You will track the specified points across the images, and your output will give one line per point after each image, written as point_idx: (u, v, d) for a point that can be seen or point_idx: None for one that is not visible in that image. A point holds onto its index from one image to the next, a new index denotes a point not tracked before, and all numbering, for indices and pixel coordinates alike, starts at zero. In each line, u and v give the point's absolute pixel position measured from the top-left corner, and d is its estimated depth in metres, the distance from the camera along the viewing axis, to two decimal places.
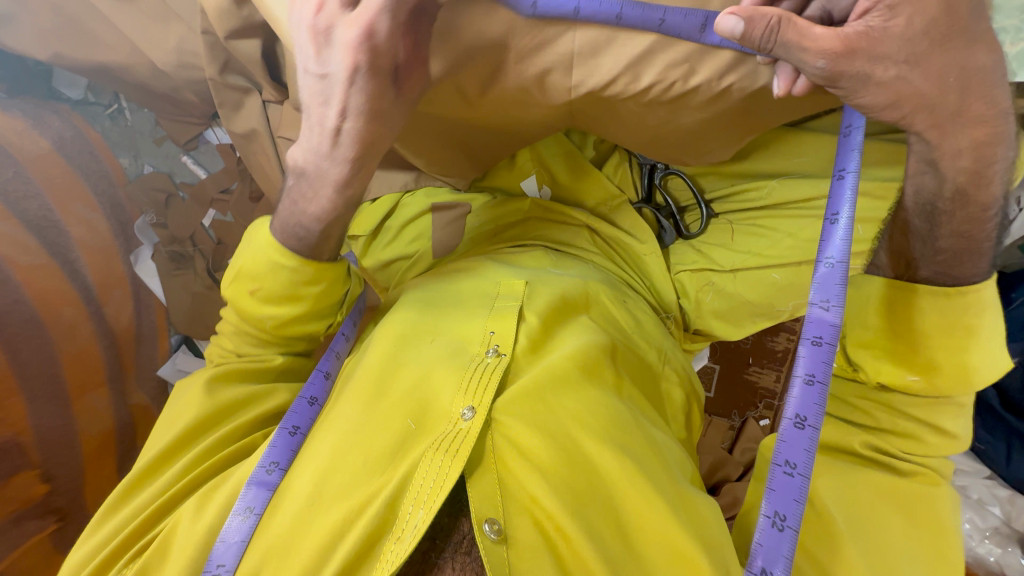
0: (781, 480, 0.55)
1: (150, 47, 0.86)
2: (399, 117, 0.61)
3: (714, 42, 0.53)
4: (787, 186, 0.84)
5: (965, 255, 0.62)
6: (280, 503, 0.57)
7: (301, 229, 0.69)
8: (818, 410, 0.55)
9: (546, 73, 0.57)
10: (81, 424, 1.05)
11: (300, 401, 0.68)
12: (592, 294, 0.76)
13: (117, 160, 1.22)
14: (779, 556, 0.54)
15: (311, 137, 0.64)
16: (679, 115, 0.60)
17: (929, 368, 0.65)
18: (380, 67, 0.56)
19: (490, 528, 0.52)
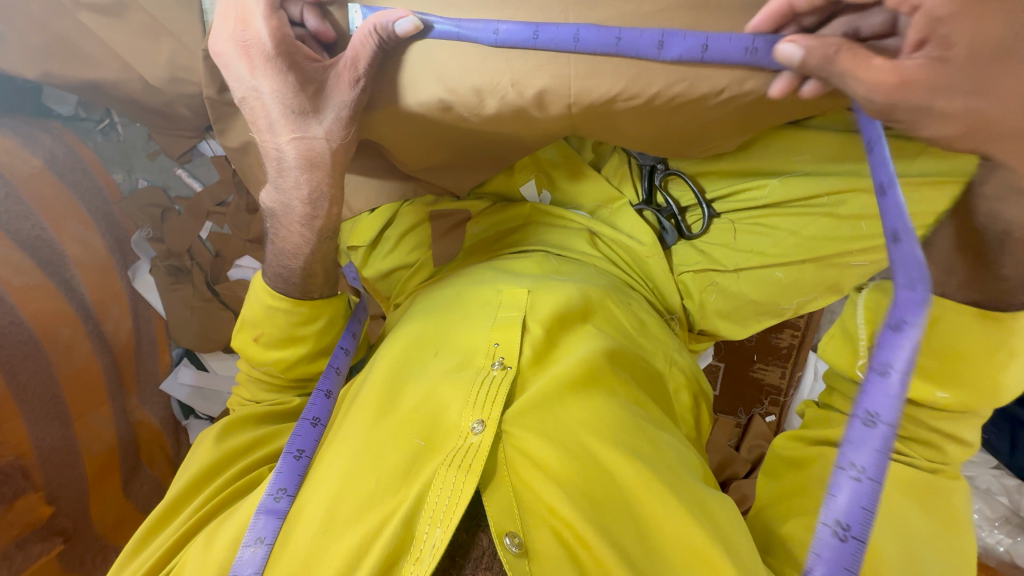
0: (845, 486, 0.44)
1: (137, 60, 0.82)
2: (339, 125, 0.60)
3: (672, 57, 0.51)
4: (789, 184, 0.83)
5: (1015, 283, 0.58)
6: (294, 527, 0.57)
7: (284, 268, 0.72)
8: (896, 409, 0.43)
9: (543, 92, 0.54)
10: (83, 442, 1.06)
11: (304, 422, 0.67)
12: (596, 301, 0.76)
13: (111, 177, 1.19)
14: (841, 568, 0.45)
15: (270, 176, 0.67)
16: (686, 121, 0.57)
17: (957, 384, 0.62)
18: (286, 71, 0.57)
19: (511, 541, 0.52)
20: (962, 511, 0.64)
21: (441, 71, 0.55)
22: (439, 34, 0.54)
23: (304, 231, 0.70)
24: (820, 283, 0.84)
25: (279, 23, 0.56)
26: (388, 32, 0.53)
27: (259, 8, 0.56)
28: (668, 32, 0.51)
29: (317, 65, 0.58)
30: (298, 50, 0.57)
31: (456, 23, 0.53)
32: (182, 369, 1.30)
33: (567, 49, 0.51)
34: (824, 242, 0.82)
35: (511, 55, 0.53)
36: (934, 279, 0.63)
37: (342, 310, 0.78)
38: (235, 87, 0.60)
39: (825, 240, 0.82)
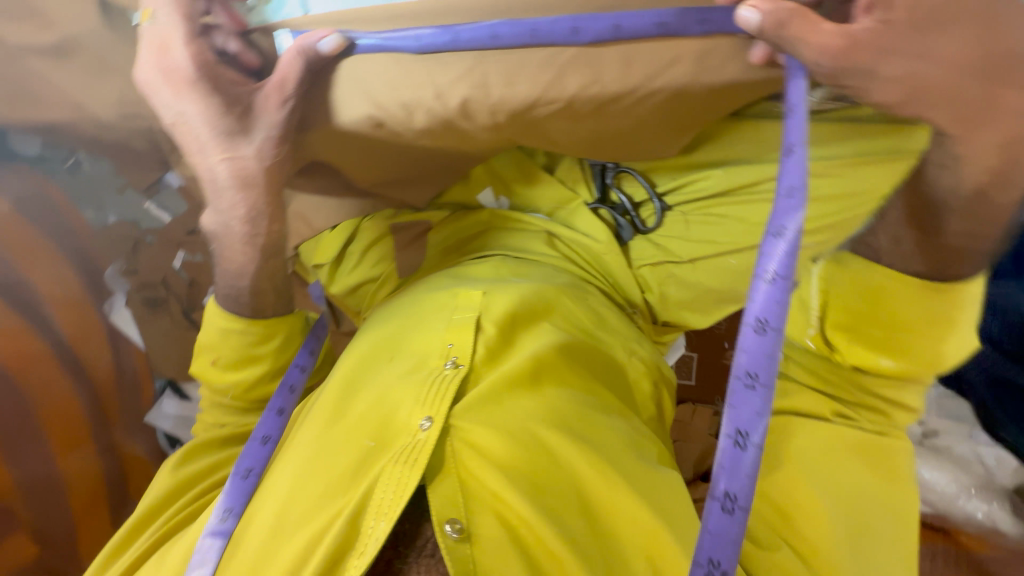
0: (740, 394, 0.46)
1: (90, 99, 0.81)
2: (267, 145, 0.62)
3: (588, 40, 0.52)
4: (732, 173, 0.85)
5: (955, 257, 0.58)
6: (246, 529, 0.58)
7: (234, 289, 0.74)
8: (780, 311, 0.45)
9: (465, 102, 0.56)
10: (67, 478, 1.10)
11: (254, 441, 0.68)
12: (552, 299, 0.77)
13: (81, 215, 1.15)
14: (741, 476, 0.46)
15: (210, 200, 0.69)
16: (615, 120, 0.59)
17: (905, 352, 0.63)
18: (211, 94, 0.61)
19: (451, 528, 0.53)
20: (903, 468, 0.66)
21: (368, 88, 0.57)
22: (361, 48, 0.56)
23: (247, 250, 0.71)
24: None
25: (203, 51, 0.60)
26: (311, 52, 0.57)
27: (180, 36, 0.60)
28: (579, 19, 0.52)
29: (242, 88, 0.62)
30: (223, 75, 0.61)
31: (379, 36, 0.56)
32: (166, 400, 1.27)
33: (484, 45, 0.53)
34: None
35: (445, 61, 0.55)
36: (886, 250, 0.62)
37: (299, 326, 0.80)
38: (166, 113, 0.63)
39: None
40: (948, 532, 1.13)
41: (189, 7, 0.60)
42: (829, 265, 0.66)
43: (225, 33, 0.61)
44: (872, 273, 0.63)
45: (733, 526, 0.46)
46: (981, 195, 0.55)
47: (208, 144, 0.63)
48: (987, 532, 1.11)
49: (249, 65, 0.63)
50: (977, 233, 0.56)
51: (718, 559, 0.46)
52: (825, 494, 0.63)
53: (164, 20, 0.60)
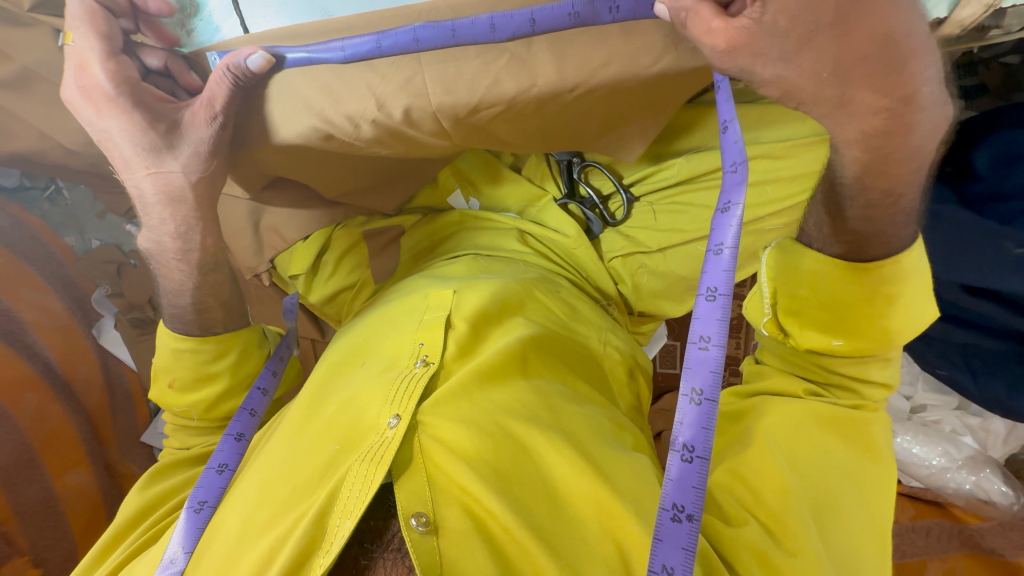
0: (695, 355, 0.49)
1: (54, 129, 0.83)
2: (193, 159, 0.66)
3: (506, 36, 0.53)
4: (693, 162, 0.86)
5: (878, 234, 0.56)
6: (211, 540, 0.59)
7: (176, 305, 0.76)
8: (728, 276, 0.48)
9: (408, 110, 0.57)
10: (65, 502, 1.11)
11: (209, 471, 0.67)
12: (524, 294, 0.79)
13: (64, 241, 1.23)
14: (701, 429, 0.48)
15: (145, 219, 0.73)
16: (556, 117, 0.60)
17: (854, 333, 0.58)
18: (135, 113, 0.63)
19: (417, 521, 0.52)
20: (882, 442, 0.62)
21: (310, 101, 0.58)
22: (292, 63, 0.58)
23: (182, 267, 0.75)
24: None
25: (124, 69, 0.62)
26: (242, 69, 0.58)
27: (97, 56, 0.61)
28: (495, 15, 0.53)
29: (169, 105, 0.65)
30: (147, 92, 0.64)
31: (306, 50, 0.57)
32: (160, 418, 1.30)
33: (408, 49, 0.54)
34: None
35: (380, 68, 0.55)
36: (814, 236, 0.60)
37: (256, 339, 0.81)
38: (90, 129, 0.65)
39: None
40: (942, 505, 1.17)
41: (107, 27, 0.61)
42: (775, 252, 0.62)
43: (153, 50, 0.63)
44: (804, 259, 0.59)
45: (693, 474, 0.47)
46: (871, 177, 0.53)
47: (134, 161, 0.66)
48: (978, 505, 1.12)
49: (185, 84, 0.65)
50: (882, 211, 0.54)
51: (681, 504, 0.47)
52: (798, 484, 0.58)
53: (80, 39, 0.61)
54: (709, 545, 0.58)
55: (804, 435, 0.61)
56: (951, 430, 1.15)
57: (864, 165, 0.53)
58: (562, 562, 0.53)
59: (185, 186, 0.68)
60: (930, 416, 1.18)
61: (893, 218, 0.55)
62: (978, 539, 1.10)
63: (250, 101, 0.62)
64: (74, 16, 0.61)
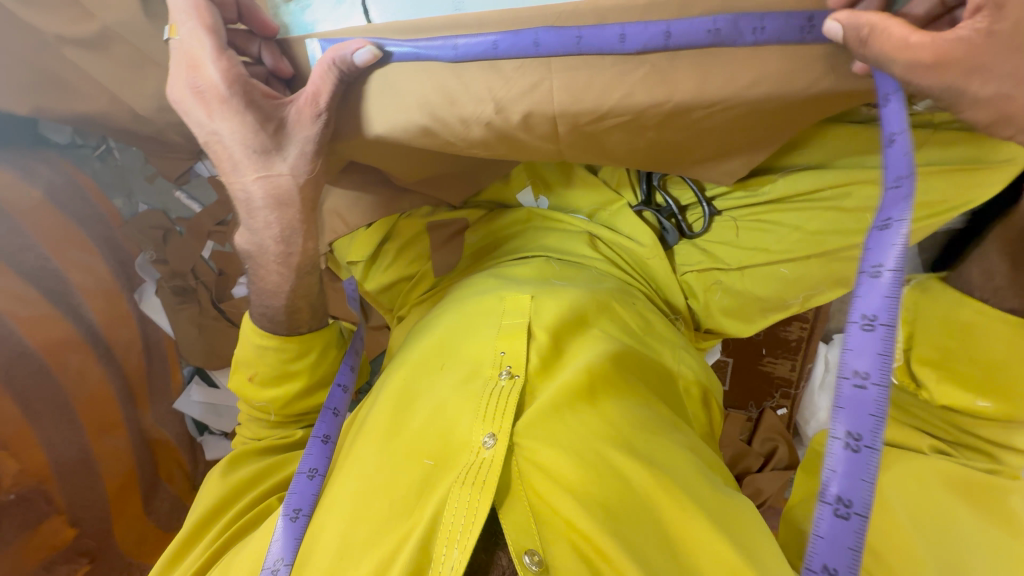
0: (849, 395, 0.44)
1: (127, 93, 0.79)
2: (301, 160, 0.61)
3: (635, 49, 0.48)
4: (790, 180, 0.80)
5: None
6: (309, 555, 0.57)
7: (268, 308, 0.73)
8: (893, 306, 0.43)
9: (528, 115, 0.53)
10: (104, 466, 1.10)
11: (301, 476, 0.66)
12: (603, 304, 0.73)
13: (111, 203, 1.19)
14: (858, 481, 0.44)
15: (245, 219, 0.68)
16: (675, 133, 0.56)
17: (1002, 391, 0.62)
18: (245, 111, 0.58)
19: (530, 559, 0.51)
20: (1022, 515, 0.60)
21: (419, 98, 0.53)
22: (397, 57, 0.53)
23: (281, 269, 0.71)
24: (827, 276, 0.82)
25: (233, 64, 0.57)
26: (348, 63, 0.53)
27: (209, 53, 0.56)
28: (627, 24, 0.48)
29: (276, 102, 0.59)
30: (255, 89, 0.59)
31: (413, 45, 0.52)
32: (194, 388, 1.31)
33: (527, 53, 0.50)
34: (828, 235, 0.79)
35: (503, 69, 0.51)
36: (978, 284, 0.65)
37: (333, 339, 0.78)
38: (198, 129, 0.61)
39: (828, 234, 0.79)
40: None
41: (212, 19, 0.57)
42: (916, 290, 0.70)
43: (259, 43, 0.59)
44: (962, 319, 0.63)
45: (849, 534, 0.44)
46: None
47: (242, 164, 0.62)
48: None
49: (279, 72, 0.61)
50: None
51: (834, 567, 0.44)
52: (930, 551, 0.57)
53: (186, 34, 0.57)
54: None
55: (937, 493, 0.62)
56: None
57: None
58: None
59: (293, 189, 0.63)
60: None
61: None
62: None
63: (348, 98, 0.57)
64: (179, 10, 0.57)
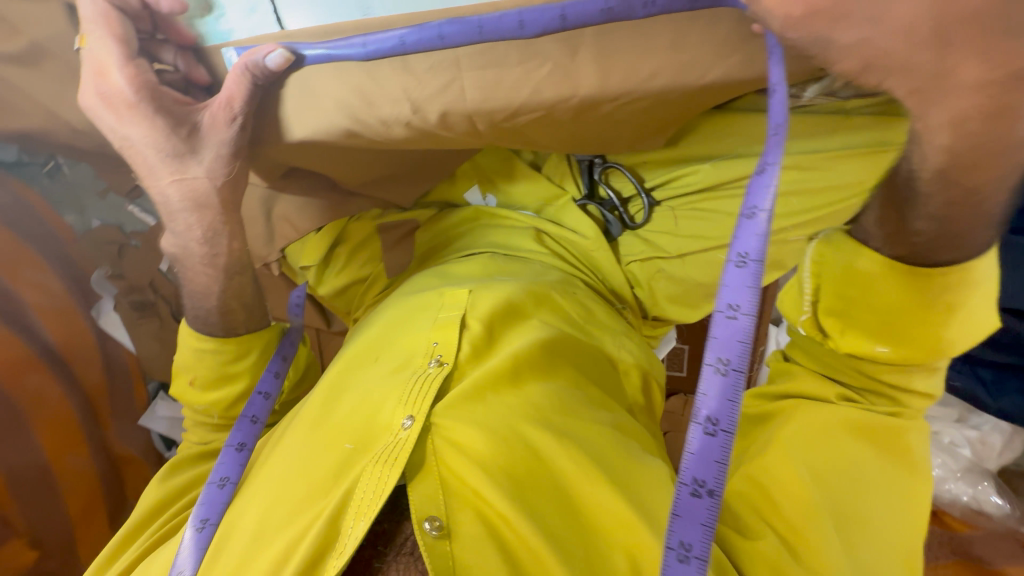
0: (724, 326, 0.47)
1: (63, 107, 0.80)
2: (216, 164, 0.70)
3: (535, 33, 0.51)
4: (721, 167, 0.82)
5: (960, 233, 0.51)
6: (228, 540, 0.61)
7: (202, 309, 0.80)
8: (762, 242, 0.47)
9: (444, 114, 0.57)
10: (64, 485, 1.09)
11: (211, 486, 0.68)
12: (539, 295, 0.79)
13: (63, 220, 1.16)
14: (711, 462, 0.47)
15: (169, 224, 0.76)
16: (592, 126, 0.60)
17: (900, 338, 0.58)
18: (156, 116, 0.66)
19: (430, 525, 0.55)
20: (916, 450, 0.63)
21: (343, 102, 0.59)
22: (311, 59, 0.58)
23: (207, 270, 0.79)
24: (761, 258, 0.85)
25: (141, 73, 0.65)
26: (260, 66, 0.58)
27: (116, 61, 0.64)
28: (525, 11, 0.50)
29: (187, 109, 0.68)
30: (165, 96, 0.67)
31: (326, 46, 0.56)
32: (160, 403, 1.28)
33: (433, 45, 0.53)
34: None
35: (416, 70, 0.55)
36: (870, 232, 0.57)
37: (273, 340, 0.84)
38: (115, 133, 0.68)
39: None
40: (935, 513, 1.21)
41: (123, 30, 0.64)
42: (820, 247, 0.61)
43: (170, 49, 0.66)
44: (858, 258, 0.57)
45: (716, 450, 0.46)
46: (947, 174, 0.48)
47: (158, 167, 0.70)
48: (971, 515, 1.16)
49: (195, 79, 0.68)
50: (964, 211, 0.50)
51: (688, 544, 0.47)
52: (824, 497, 0.59)
53: (95, 43, 0.64)
54: (726, 556, 0.58)
55: (846, 457, 0.61)
56: (949, 441, 1.16)
57: (953, 154, 0.47)
58: (573, 566, 0.54)
59: (208, 190, 0.71)
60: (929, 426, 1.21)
61: (976, 216, 0.50)
62: (966, 547, 1.15)
63: (265, 100, 0.63)
64: (88, 20, 0.64)
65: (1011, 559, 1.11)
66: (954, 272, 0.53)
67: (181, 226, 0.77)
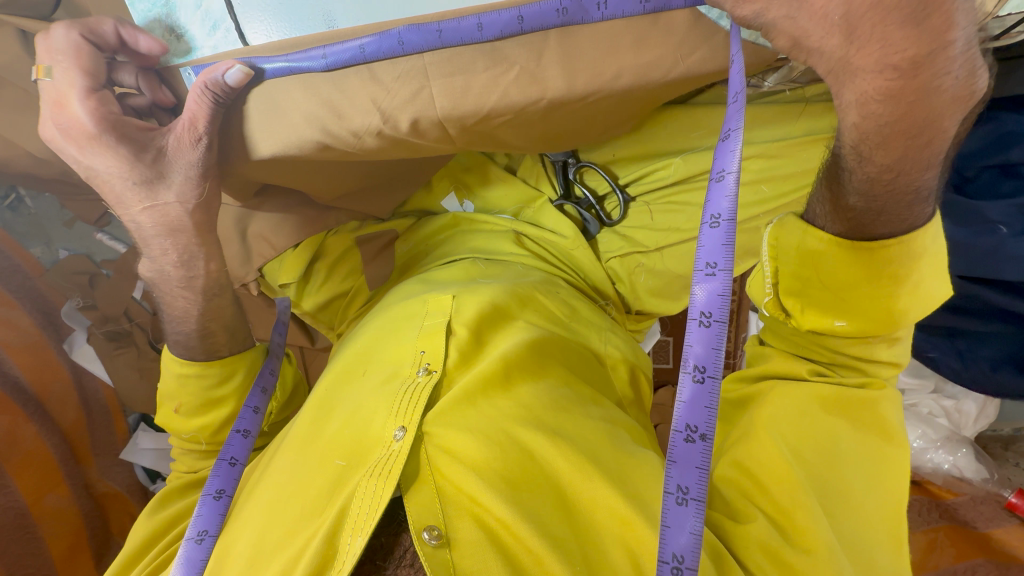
0: (703, 281, 0.50)
1: (22, 137, 0.80)
2: (186, 187, 0.69)
3: (494, 35, 0.54)
4: (691, 160, 0.83)
5: (891, 209, 0.54)
6: (222, 567, 0.60)
7: (181, 335, 0.79)
8: (723, 200, 0.50)
9: (415, 121, 0.57)
10: (44, 528, 1.04)
11: (188, 540, 0.64)
12: (524, 297, 0.80)
13: (29, 252, 1.14)
14: (701, 408, 0.50)
15: (145, 251, 0.76)
16: (562, 125, 0.61)
17: (855, 312, 0.60)
18: (119, 145, 0.65)
19: (429, 535, 0.54)
20: (894, 421, 0.64)
21: (310, 115, 0.59)
22: (270, 73, 0.59)
23: (186, 295, 0.78)
24: None
25: (102, 104, 0.64)
26: (219, 84, 0.59)
27: (77, 93, 0.63)
28: (483, 15, 0.53)
29: (150, 133, 0.67)
30: (128, 124, 0.66)
31: (286, 59, 0.58)
32: (141, 435, 1.24)
33: (393, 53, 0.55)
34: None
35: (382, 79, 0.56)
36: (817, 213, 0.59)
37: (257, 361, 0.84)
38: (81, 166, 0.67)
39: None
40: (919, 483, 1.25)
41: (87, 62, 0.63)
42: (776, 229, 0.62)
43: (129, 69, 0.66)
44: (806, 239, 0.59)
45: (705, 395, 0.49)
46: (867, 147, 0.51)
47: (129, 196, 0.69)
48: (953, 482, 1.19)
49: (159, 101, 0.68)
50: (885, 187, 0.52)
51: (685, 486, 0.49)
52: (808, 478, 0.60)
53: (59, 75, 0.63)
54: (722, 543, 0.60)
55: (832, 440, 0.63)
56: (927, 412, 1.24)
57: (863, 133, 0.50)
58: (574, 565, 0.55)
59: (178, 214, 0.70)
60: (908, 400, 1.27)
61: (898, 191, 0.53)
62: (953, 512, 1.18)
63: (230, 117, 0.63)
64: (50, 53, 0.63)
65: (994, 521, 1.13)
66: (896, 244, 0.55)
67: (157, 252, 0.77)
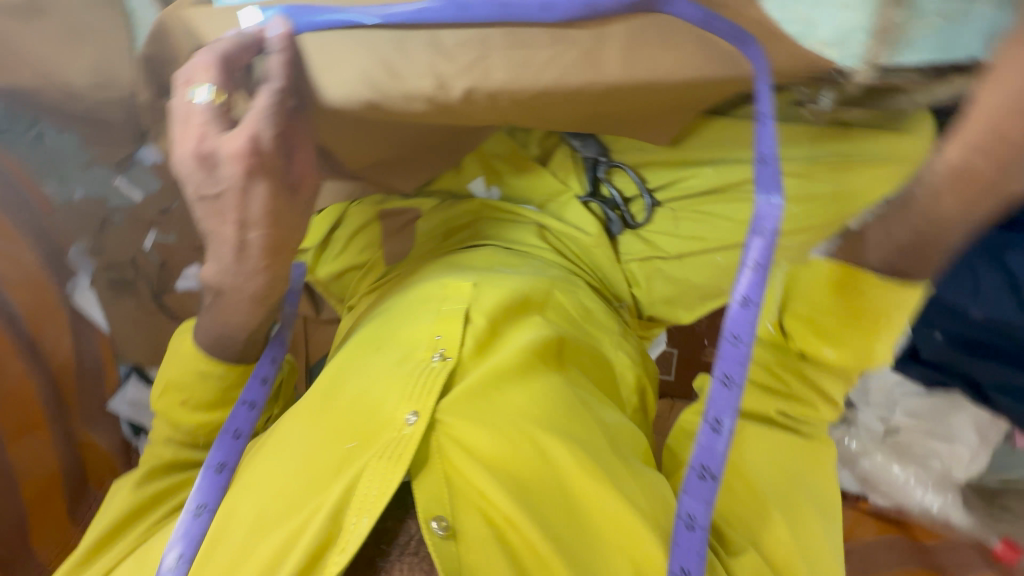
0: (726, 349, 0.53)
1: (55, 63, 0.76)
2: (283, 198, 0.67)
3: (558, 16, 0.53)
4: (722, 171, 0.84)
5: (921, 249, 0.57)
6: (225, 529, 0.61)
7: (225, 338, 0.77)
8: (760, 288, 0.52)
9: (470, 90, 0.58)
10: (18, 466, 1.06)
11: (186, 515, 0.64)
12: (543, 293, 0.79)
13: (41, 189, 1.01)
14: (716, 452, 0.53)
15: (217, 256, 0.70)
16: (611, 107, 0.61)
17: (843, 346, 0.68)
18: (267, 173, 0.63)
19: (437, 524, 0.55)
20: None
21: (366, 75, 0.59)
22: (325, 24, 0.58)
23: (249, 309, 0.75)
24: None
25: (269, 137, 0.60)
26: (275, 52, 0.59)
27: (256, 129, 0.59)
28: None
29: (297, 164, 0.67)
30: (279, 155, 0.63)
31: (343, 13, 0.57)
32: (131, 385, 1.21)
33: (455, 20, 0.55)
34: None
35: (443, 44, 0.56)
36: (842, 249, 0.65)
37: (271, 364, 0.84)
38: (219, 189, 0.64)
39: None
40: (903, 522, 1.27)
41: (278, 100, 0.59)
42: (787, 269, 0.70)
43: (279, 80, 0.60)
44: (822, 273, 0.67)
45: (720, 441, 0.53)
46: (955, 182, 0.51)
47: (259, 222, 0.66)
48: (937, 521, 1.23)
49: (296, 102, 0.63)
50: (932, 235, 0.55)
51: (693, 514, 0.54)
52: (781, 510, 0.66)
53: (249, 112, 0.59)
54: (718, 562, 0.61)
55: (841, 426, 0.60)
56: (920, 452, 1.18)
57: (952, 170, 0.51)
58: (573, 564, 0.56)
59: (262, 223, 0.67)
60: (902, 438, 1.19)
61: (933, 245, 0.56)
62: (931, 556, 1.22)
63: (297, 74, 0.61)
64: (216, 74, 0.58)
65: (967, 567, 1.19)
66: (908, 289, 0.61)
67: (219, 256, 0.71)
